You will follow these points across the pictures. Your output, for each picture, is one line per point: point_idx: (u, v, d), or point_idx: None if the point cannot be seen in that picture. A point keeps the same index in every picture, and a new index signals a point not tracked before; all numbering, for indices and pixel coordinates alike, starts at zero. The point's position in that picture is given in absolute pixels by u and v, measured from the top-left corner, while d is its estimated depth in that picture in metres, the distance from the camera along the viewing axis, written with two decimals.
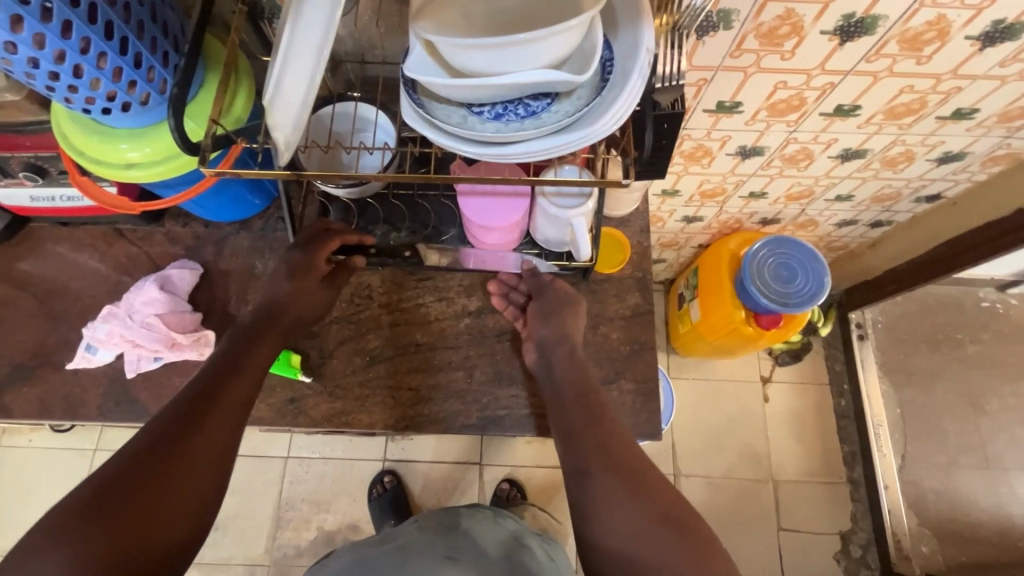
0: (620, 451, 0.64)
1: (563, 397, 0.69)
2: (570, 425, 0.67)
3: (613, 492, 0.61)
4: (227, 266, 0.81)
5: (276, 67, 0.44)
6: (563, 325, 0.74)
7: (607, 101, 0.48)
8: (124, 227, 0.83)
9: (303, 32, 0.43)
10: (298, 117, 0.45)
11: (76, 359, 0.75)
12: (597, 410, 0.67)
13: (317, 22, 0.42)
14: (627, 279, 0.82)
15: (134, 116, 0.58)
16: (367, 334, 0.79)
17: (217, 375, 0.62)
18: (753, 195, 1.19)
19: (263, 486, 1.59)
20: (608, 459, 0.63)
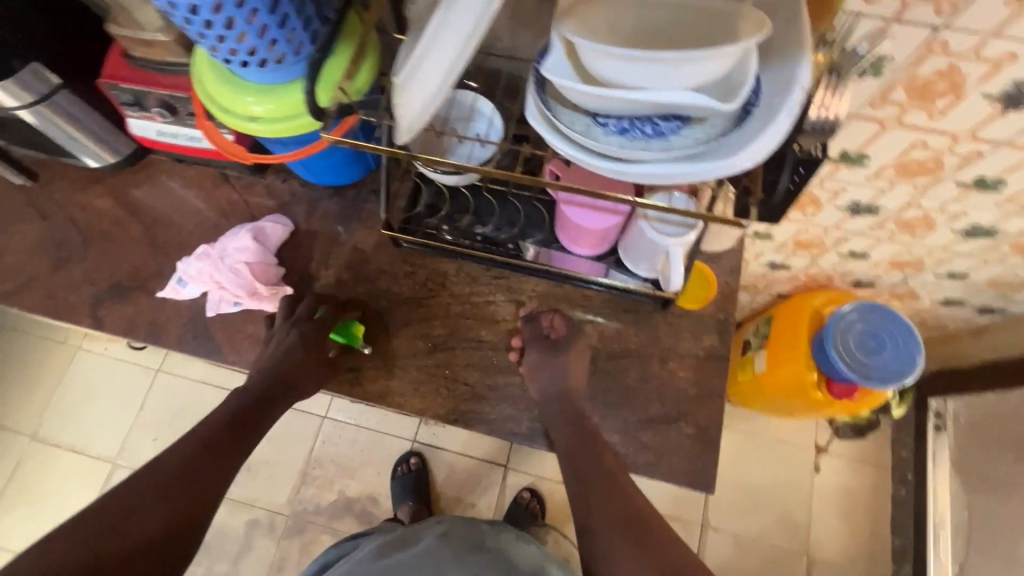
0: (621, 504, 0.66)
1: (572, 442, 0.69)
2: (580, 471, 0.68)
3: (622, 550, 0.62)
4: (316, 228, 0.84)
5: (419, 51, 0.44)
6: (562, 376, 0.73)
7: (742, 139, 0.45)
8: (231, 174, 0.87)
9: (451, 21, 0.42)
10: (427, 102, 0.45)
11: (166, 289, 0.80)
12: (608, 458, 0.69)
13: (466, 13, 0.42)
14: (707, 319, 0.78)
15: (267, 72, 0.61)
16: (434, 320, 0.78)
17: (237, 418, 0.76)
18: (852, 254, 1.10)
19: (297, 439, 1.65)
20: (611, 515, 0.65)
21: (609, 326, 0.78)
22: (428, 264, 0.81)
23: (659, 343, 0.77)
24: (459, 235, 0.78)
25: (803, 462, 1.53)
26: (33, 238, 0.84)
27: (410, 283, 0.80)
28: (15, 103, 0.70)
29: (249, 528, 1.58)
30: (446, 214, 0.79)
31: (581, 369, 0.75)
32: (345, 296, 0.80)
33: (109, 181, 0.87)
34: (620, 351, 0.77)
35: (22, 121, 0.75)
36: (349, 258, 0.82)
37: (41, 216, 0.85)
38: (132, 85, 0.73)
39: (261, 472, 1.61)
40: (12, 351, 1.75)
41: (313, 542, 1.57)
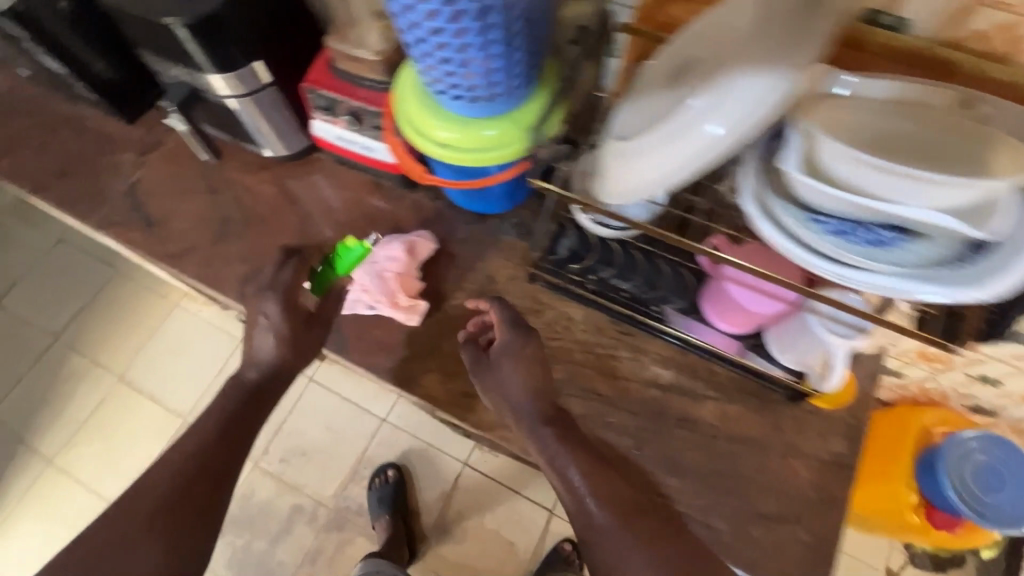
0: (628, 495, 0.66)
1: (544, 441, 0.69)
2: (559, 467, 0.68)
3: (626, 542, 0.62)
4: (456, 250, 0.87)
5: (667, 129, 0.45)
6: (504, 385, 0.71)
7: (975, 277, 0.43)
8: (385, 184, 0.92)
9: (712, 107, 0.42)
10: (662, 178, 0.47)
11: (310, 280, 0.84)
12: (580, 446, 0.69)
13: (738, 110, 0.41)
14: (838, 422, 0.74)
15: (474, 107, 0.66)
16: (554, 363, 0.79)
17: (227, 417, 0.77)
18: (983, 378, 1.03)
19: (354, 436, 1.68)
20: (621, 508, 0.65)
21: (732, 408, 0.76)
22: (556, 306, 0.82)
23: (782, 436, 0.74)
24: (597, 285, 0.79)
25: None
26: (200, 210, 0.92)
27: (537, 322, 0.82)
28: (227, 91, 0.79)
29: (292, 513, 1.61)
30: (588, 263, 0.79)
31: (527, 379, 0.71)
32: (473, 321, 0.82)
33: (275, 170, 0.94)
34: (742, 436, 0.74)
35: (224, 107, 0.84)
36: (482, 285, 0.85)
37: (211, 191, 0.93)
38: (329, 92, 0.79)
39: (316, 461, 1.65)
40: (118, 295, 1.88)
41: (349, 541, 1.60)
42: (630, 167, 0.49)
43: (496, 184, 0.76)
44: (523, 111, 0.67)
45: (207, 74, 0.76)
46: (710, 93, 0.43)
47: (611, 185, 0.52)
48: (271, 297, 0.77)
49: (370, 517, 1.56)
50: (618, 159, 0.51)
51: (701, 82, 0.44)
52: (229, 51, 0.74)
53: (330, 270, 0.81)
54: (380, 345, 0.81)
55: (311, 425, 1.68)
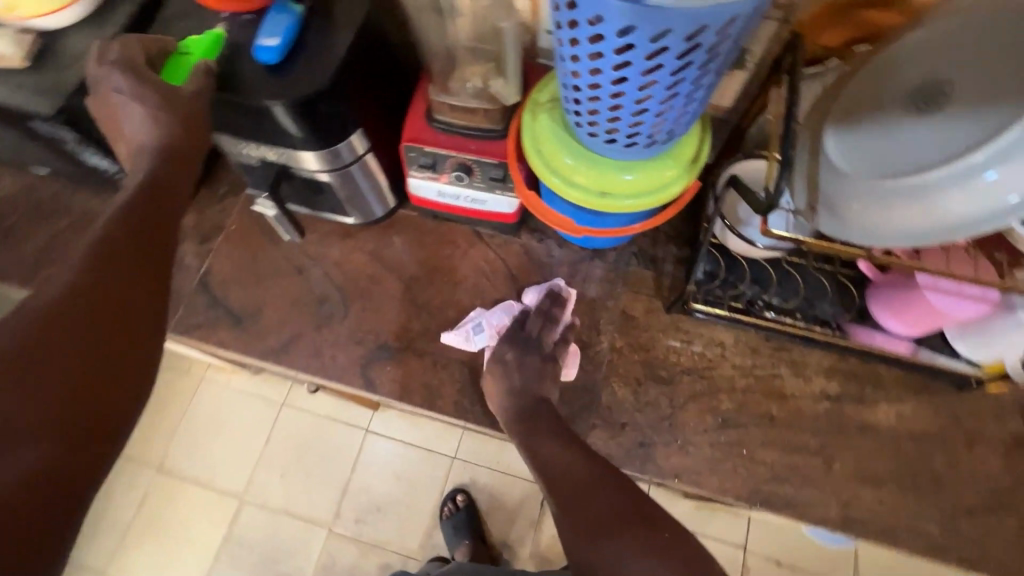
0: (597, 506, 0.61)
1: (531, 414, 0.71)
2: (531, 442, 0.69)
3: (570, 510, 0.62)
4: (582, 292, 0.83)
5: (931, 178, 0.43)
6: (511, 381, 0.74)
7: None
8: (485, 232, 0.86)
9: (1000, 158, 0.40)
10: (913, 230, 0.45)
11: (456, 334, 0.80)
12: (543, 420, 0.70)
13: None
14: (1011, 400, 0.74)
15: (624, 151, 0.61)
16: (719, 394, 0.76)
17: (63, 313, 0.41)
18: None
19: (428, 480, 1.55)
20: (594, 521, 0.60)
21: (907, 408, 0.74)
22: (704, 332, 0.79)
23: (962, 426, 0.73)
24: (758, 310, 0.75)
25: None
26: (293, 295, 0.84)
27: (688, 352, 0.78)
28: (316, 166, 0.71)
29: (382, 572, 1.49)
30: (741, 285, 0.75)
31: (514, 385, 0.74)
32: (623, 365, 0.78)
33: (362, 236, 0.87)
34: (924, 434, 0.73)
35: (310, 179, 0.76)
36: (619, 323, 0.80)
37: (298, 272, 0.86)
38: (435, 148, 0.72)
39: (396, 511, 1.53)
40: None
41: None
42: (873, 215, 0.47)
43: (629, 231, 0.71)
44: (672, 152, 0.63)
45: (295, 151, 0.68)
46: (996, 142, 0.40)
47: (839, 228, 0.50)
48: (121, 74, 0.49)
49: (449, 548, 1.48)
50: (854, 202, 0.49)
51: (986, 129, 0.41)
52: (327, 127, 0.65)
53: (190, 54, 0.57)
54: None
55: (379, 479, 1.54)
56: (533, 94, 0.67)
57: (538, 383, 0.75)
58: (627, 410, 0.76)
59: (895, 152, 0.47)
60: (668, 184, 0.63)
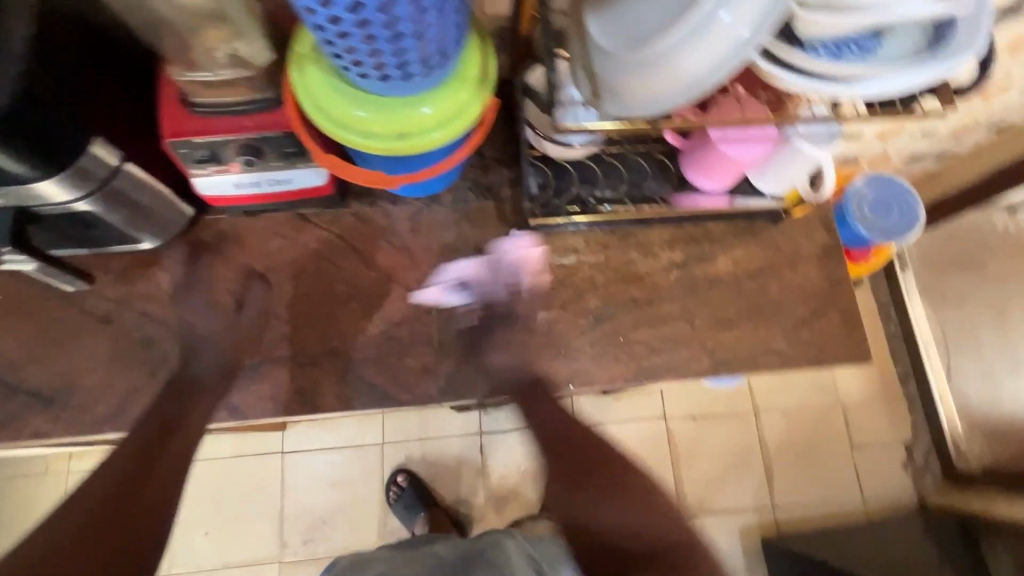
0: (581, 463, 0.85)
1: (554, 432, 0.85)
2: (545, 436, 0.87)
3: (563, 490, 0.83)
4: (430, 241, 0.80)
5: (681, 33, 0.44)
6: (357, 373, 0.74)
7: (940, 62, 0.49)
8: (310, 212, 0.79)
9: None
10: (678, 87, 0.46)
11: (429, 292, 0.77)
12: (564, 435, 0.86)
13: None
14: (814, 218, 0.85)
15: (407, 85, 0.57)
16: (585, 295, 0.79)
17: (163, 428, 0.74)
18: (849, 136, 1.25)
19: (365, 475, 1.59)
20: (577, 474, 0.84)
21: (740, 252, 0.83)
22: (555, 243, 0.81)
23: (783, 252, 0.84)
24: (597, 207, 0.78)
25: None
26: (113, 350, 0.73)
27: (546, 267, 0.80)
28: (67, 197, 0.59)
29: None
30: (572, 188, 0.77)
31: (379, 367, 0.74)
32: (491, 300, 0.78)
33: (169, 259, 0.76)
34: (758, 270, 0.83)
35: (68, 215, 0.64)
36: (474, 260, 0.79)
37: (105, 322, 0.74)
38: (207, 137, 0.62)
39: (343, 515, 1.55)
40: None
41: None
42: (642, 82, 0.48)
43: (450, 165, 0.69)
44: (459, 72, 0.60)
45: (30, 186, 0.55)
46: None
47: (622, 103, 0.51)
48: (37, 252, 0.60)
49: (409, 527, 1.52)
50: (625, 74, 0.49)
51: None
52: (50, 146, 0.53)
53: None
54: (418, 372, 0.75)
55: (312, 492, 1.56)
56: (290, 47, 0.60)
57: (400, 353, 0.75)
58: (507, 340, 0.76)
59: (650, 18, 0.47)
60: (468, 105, 0.61)
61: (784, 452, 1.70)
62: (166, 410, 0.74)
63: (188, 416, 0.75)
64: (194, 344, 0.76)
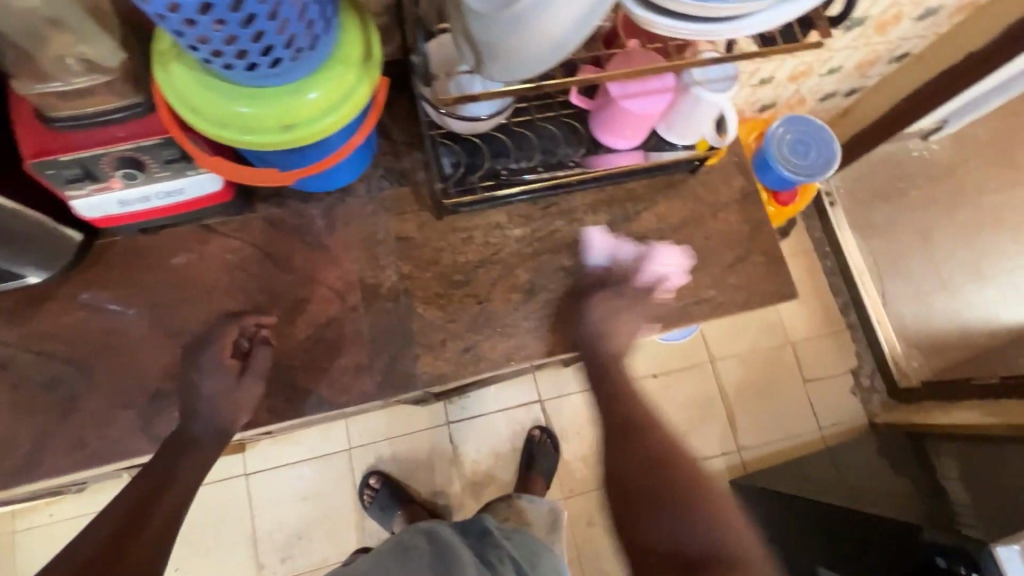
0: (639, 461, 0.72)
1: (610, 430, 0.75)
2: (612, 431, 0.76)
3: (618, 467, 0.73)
4: (348, 235, 0.76)
5: None
6: (290, 382, 0.71)
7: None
8: (214, 221, 0.75)
9: None
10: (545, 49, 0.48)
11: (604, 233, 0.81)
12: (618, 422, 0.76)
13: None
14: (729, 165, 0.87)
15: (284, 71, 0.53)
16: (515, 270, 0.78)
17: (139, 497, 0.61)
18: (761, 82, 1.28)
19: (336, 483, 1.56)
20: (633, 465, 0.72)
21: (661, 208, 0.84)
22: (478, 222, 0.79)
23: (703, 202, 0.85)
24: (519, 176, 0.75)
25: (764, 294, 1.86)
26: (14, 397, 0.68)
27: (473, 246, 0.78)
28: None
29: None
30: (487, 163, 0.75)
31: (310, 373, 0.71)
32: (419, 287, 0.76)
33: (67, 290, 0.71)
34: (680, 223, 0.84)
35: None
36: (397, 249, 0.77)
37: (0, 368, 0.68)
38: (76, 153, 0.57)
39: (318, 526, 1.52)
40: None
41: None
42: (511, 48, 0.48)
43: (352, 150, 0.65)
44: (340, 51, 0.56)
45: None
46: None
47: (495, 65, 0.51)
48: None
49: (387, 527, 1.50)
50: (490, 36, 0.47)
51: None
52: None
53: None
54: (353, 372, 0.72)
55: (282, 509, 1.52)
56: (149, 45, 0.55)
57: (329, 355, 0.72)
58: (440, 326, 0.75)
59: None
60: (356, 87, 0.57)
61: (744, 394, 1.77)
62: (154, 471, 0.63)
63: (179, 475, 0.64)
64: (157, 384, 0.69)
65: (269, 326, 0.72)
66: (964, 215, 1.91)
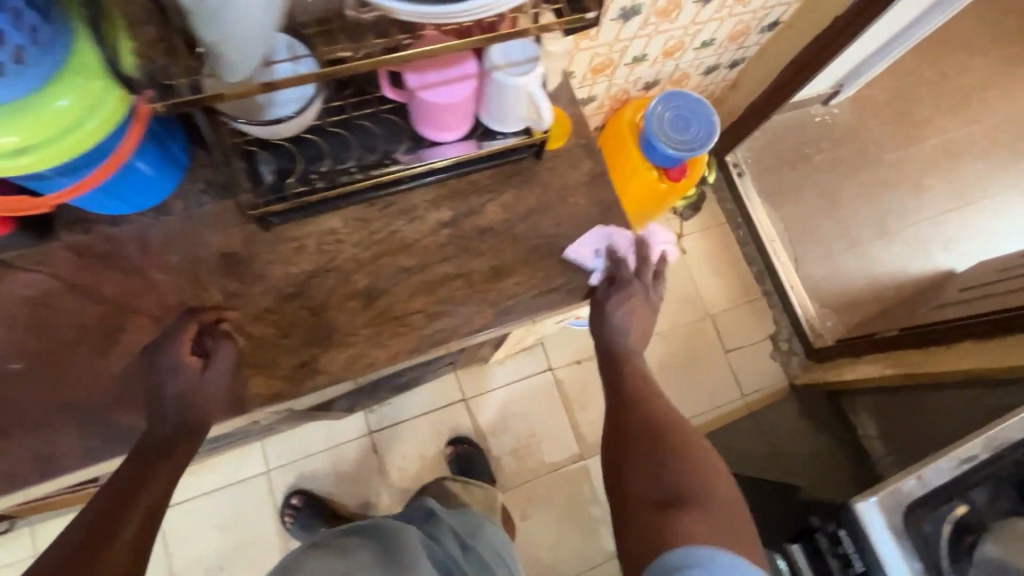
0: (635, 421, 0.74)
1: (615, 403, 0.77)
2: (625, 424, 0.75)
3: (644, 463, 0.69)
4: (165, 257, 0.72)
5: None
6: (106, 420, 0.66)
7: None
8: (9, 255, 0.69)
9: None
10: (252, 47, 0.46)
11: (580, 252, 0.80)
12: (620, 379, 0.80)
13: None
14: (575, 148, 0.85)
15: (9, 81, 0.47)
16: (352, 276, 0.75)
17: (120, 489, 0.57)
18: (636, 60, 1.28)
19: (256, 506, 1.50)
20: (625, 442, 0.73)
21: (507, 197, 0.81)
22: (309, 230, 0.75)
23: (549, 188, 0.83)
24: (338, 179, 0.72)
25: (681, 268, 1.89)
26: None
27: (304, 256, 0.74)
28: None
29: None
30: (301, 168, 0.71)
31: (129, 408, 0.67)
32: (249, 305, 0.72)
33: None
34: (526, 210, 0.82)
35: None
36: (220, 266, 0.72)
37: None
38: None
39: (236, 552, 1.47)
40: None
41: None
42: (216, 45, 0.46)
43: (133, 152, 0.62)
44: (81, 55, 0.51)
45: None
46: None
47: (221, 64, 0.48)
48: None
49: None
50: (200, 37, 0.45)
51: None
52: None
53: None
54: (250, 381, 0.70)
55: (200, 541, 1.46)
56: None
57: (223, 380, 0.67)
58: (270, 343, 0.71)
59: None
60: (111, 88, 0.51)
61: (668, 370, 1.80)
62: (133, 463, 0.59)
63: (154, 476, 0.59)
64: (53, 389, 0.66)
65: (228, 319, 0.71)
66: (866, 174, 1.97)
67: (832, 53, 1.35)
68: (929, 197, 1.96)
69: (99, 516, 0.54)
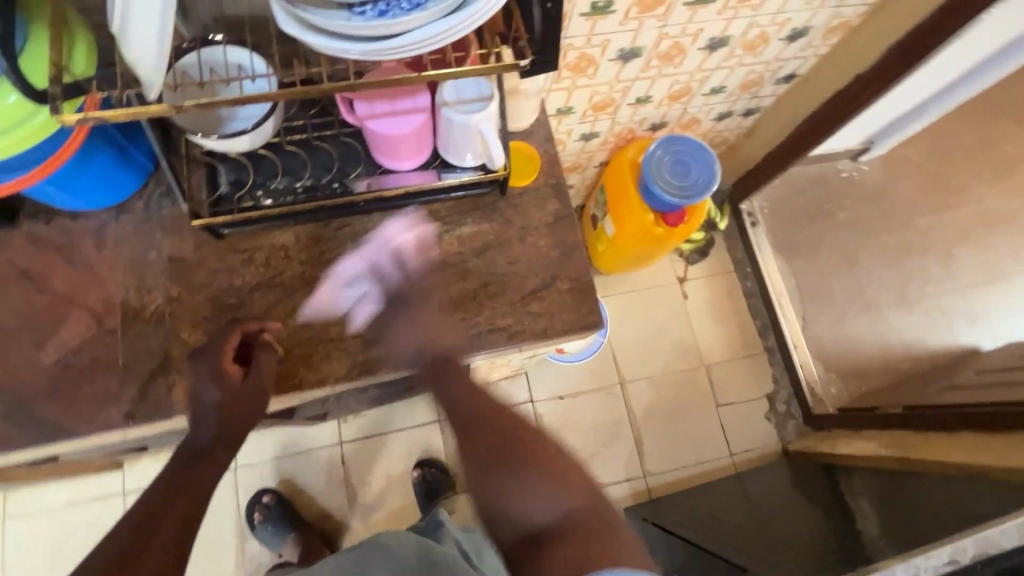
0: (491, 437, 0.69)
1: (468, 416, 0.72)
2: (479, 445, 0.69)
3: (503, 475, 0.65)
4: (116, 257, 0.73)
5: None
6: (31, 410, 0.67)
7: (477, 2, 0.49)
8: None
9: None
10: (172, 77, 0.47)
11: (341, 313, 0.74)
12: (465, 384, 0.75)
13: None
14: (542, 188, 0.84)
15: None
16: (294, 294, 0.75)
17: (165, 492, 0.62)
18: (640, 101, 1.26)
19: (219, 504, 1.51)
20: (483, 456, 0.68)
21: (464, 230, 0.80)
22: (259, 243, 0.75)
23: (509, 225, 0.81)
24: (289, 196, 0.73)
25: (680, 312, 1.83)
26: None
27: (249, 268, 0.75)
28: None
29: None
30: (256, 182, 0.73)
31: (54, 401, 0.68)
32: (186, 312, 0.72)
33: None
34: (482, 245, 0.80)
35: None
36: (166, 271, 0.73)
37: None
38: None
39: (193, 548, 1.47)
40: None
41: None
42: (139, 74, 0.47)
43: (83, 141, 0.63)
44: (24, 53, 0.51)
45: None
46: None
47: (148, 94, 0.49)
48: None
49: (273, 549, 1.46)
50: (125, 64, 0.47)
51: None
52: None
53: None
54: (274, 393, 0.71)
55: None
56: None
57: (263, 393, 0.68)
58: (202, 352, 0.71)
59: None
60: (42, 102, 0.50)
61: (654, 417, 1.73)
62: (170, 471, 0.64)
63: (190, 488, 0.63)
64: None
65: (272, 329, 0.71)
66: (890, 236, 1.87)
67: (850, 111, 1.29)
68: (958, 267, 1.85)
69: (139, 519, 0.58)
